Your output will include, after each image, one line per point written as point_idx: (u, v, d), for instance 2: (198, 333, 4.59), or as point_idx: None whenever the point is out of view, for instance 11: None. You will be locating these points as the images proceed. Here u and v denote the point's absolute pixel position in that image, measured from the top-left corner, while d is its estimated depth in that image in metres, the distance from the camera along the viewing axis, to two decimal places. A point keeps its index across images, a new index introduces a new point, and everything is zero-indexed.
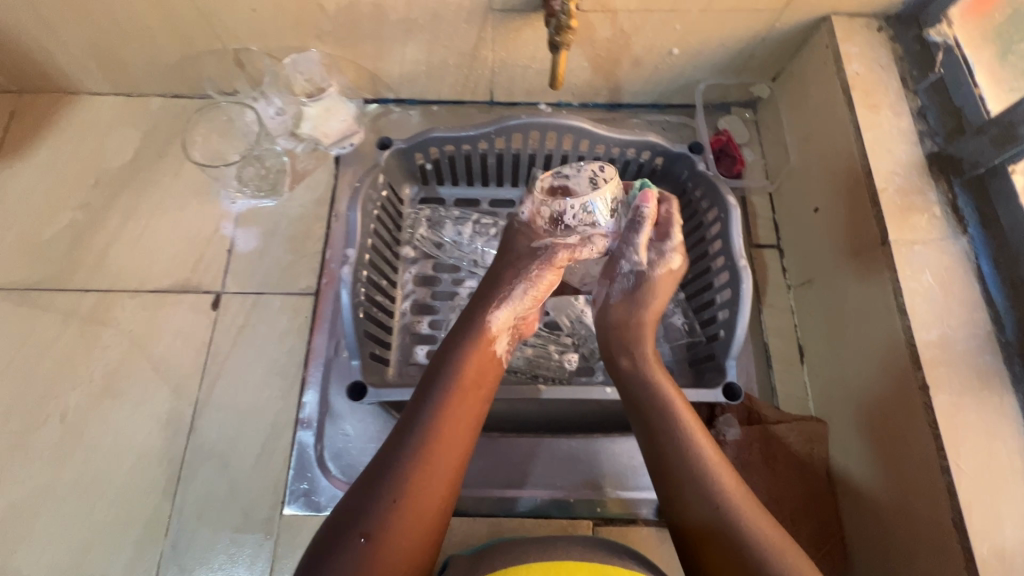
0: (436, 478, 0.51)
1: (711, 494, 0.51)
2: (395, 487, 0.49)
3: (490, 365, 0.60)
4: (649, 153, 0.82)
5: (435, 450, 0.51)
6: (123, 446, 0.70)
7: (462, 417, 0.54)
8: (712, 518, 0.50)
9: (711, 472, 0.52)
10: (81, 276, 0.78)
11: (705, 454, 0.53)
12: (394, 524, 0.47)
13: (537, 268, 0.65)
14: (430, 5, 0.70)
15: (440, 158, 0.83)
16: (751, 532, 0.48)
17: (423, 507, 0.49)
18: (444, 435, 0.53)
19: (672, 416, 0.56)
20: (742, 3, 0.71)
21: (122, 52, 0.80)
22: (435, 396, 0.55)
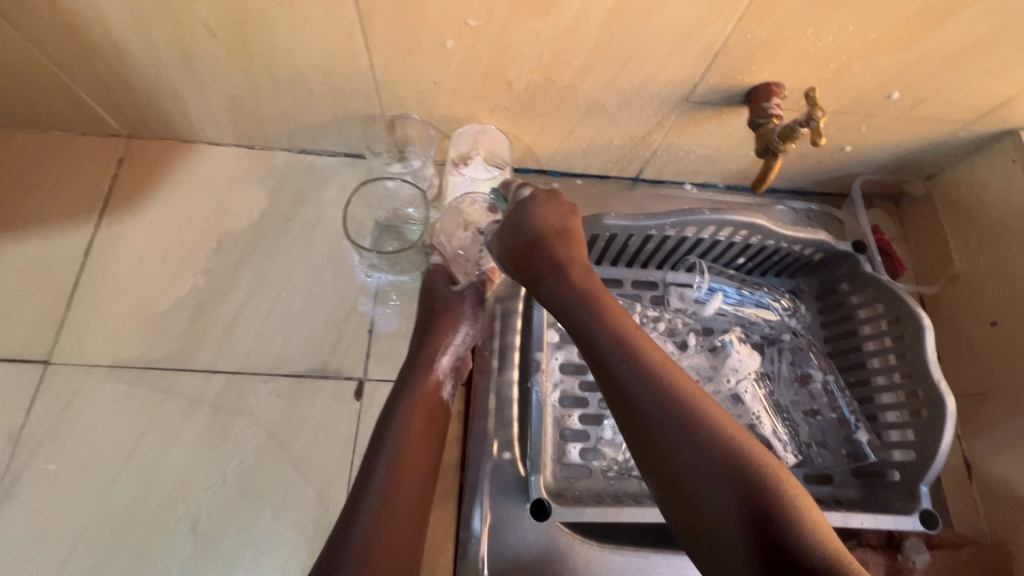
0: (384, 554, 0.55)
1: (709, 454, 0.45)
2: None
3: (439, 408, 0.68)
4: (812, 249, 0.80)
5: (383, 520, 0.56)
6: (266, 560, 0.62)
7: (413, 475, 0.61)
8: (710, 477, 0.44)
9: (709, 426, 0.46)
10: (206, 353, 0.70)
11: (695, 405, 0.48)
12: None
13: (470, 306, 0.74)
14: (625, 92, 0.66)
15: (594, 240, 0.78)
16: (757, 485, 0.43)
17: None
18: (392, 513, 0.57)
19: (652, 376, 0.49)
20: (939, 113, 0.69)
21: (264, 109, 0.72)
22: (382, 461, 0.60)
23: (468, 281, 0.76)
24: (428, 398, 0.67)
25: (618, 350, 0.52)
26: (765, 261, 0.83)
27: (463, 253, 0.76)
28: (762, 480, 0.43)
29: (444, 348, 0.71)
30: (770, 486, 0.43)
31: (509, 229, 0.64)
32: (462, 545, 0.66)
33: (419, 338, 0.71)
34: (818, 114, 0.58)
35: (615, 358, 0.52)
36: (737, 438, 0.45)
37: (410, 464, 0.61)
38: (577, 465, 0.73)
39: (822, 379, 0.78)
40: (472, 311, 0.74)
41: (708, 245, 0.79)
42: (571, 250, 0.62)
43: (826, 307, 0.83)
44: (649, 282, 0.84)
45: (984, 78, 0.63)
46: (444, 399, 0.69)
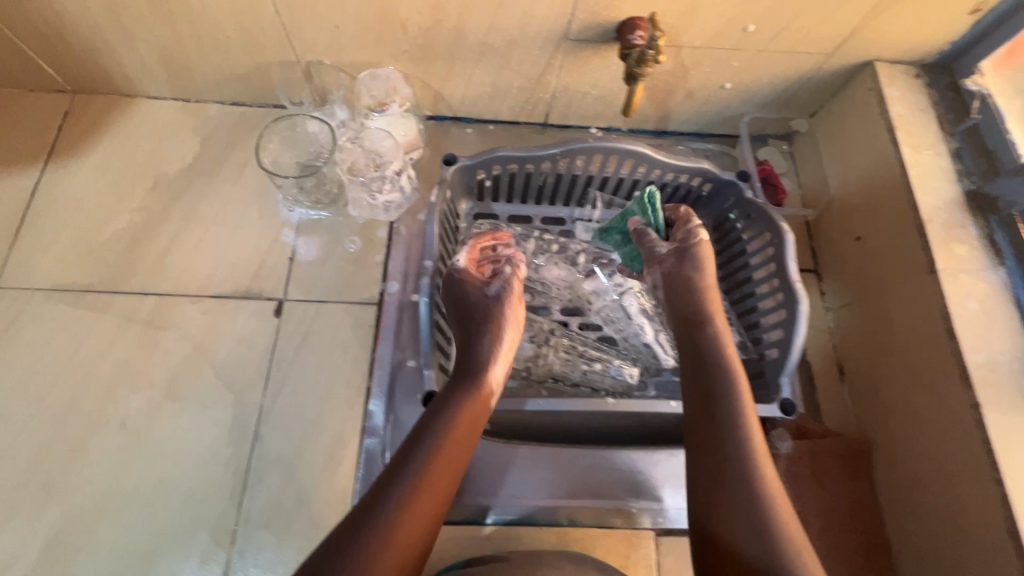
0: (450, 466, 0.55)
1: (754, 492, 0.53)
2: (383, 502, 0.50)
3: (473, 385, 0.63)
4: (700, 180, 0.86)
5: (433, 467, 0.54)
6: (188, 452, 0.69)
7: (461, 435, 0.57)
8: (743, 510, 0.52)
9: (753, 468, 0.55)
10: (140, 278, 0.77)
11: (751, 449, 0.56)
12: (392, 531, 0.49)
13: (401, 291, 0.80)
14: (509, 32, 0.74)
15: (500, 175, 0.86)
16: (781, 531, 0.51)
17: (428, 503, 0.52)
18: (462, 430, 0.57)
19: (735, 414, 0.59)
20: (796, 46, 0.76)
21: (191, 59, 0.80)
22: (436, 425, 0.57)
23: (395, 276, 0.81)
24: (490, 321, 0.66)
25: (723, 383, 0.61)
26: (662, 193, 0.90)
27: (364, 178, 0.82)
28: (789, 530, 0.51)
29: (483, 283, 0.69)
30: (785, 537, 0.51)
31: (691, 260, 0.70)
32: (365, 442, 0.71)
33: (456, 293, 0.68)
34: (657, 36, 0.66)
35: (724, 392, 0.60)
36: (772, 483, 0.54)
37: (473, 372, 0.62)
38: None
39: None
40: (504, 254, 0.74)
41: (603, 178, 0.87)
42: (706, 267, 0.70)
43: (721, 235, 0.90)
44: (558, 219, 0.91)
45: (824, 8, 0.70)
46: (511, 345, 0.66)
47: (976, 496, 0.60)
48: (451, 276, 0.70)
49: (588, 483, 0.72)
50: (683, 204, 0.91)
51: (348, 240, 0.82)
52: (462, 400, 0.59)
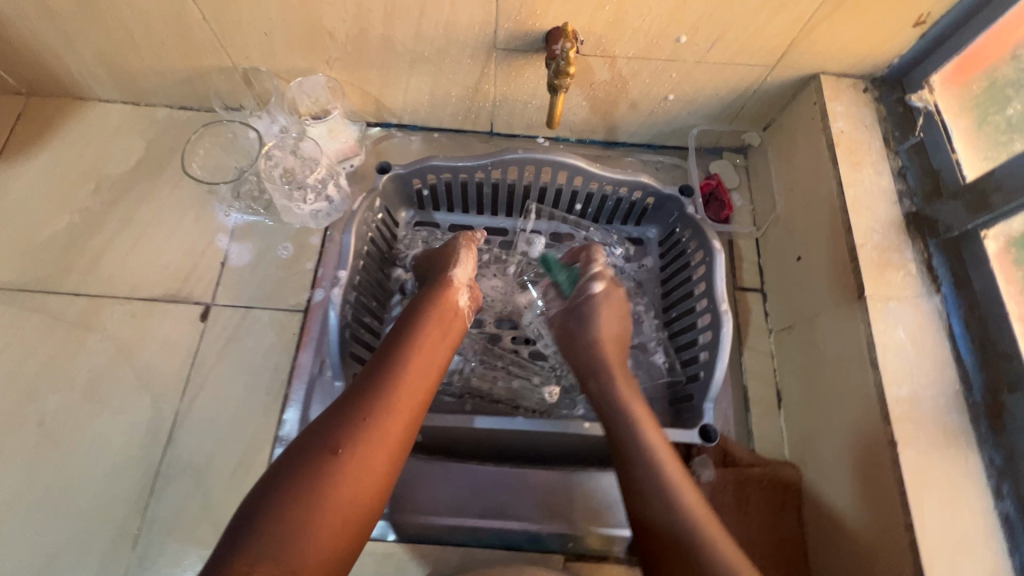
0: (410, 381, 0.55)
1: (671, 509, 0.53)
2: (348, 409, 0.51)
3: (455, 317, 0.66)
4: (641, 193, 0.84)
5: (407, 375, 0.55)
6: (100, 454, 0.70)
7: (433, 350, 0.59)
8: (668, 524, 0.52)
9: (669, 487, 0.54)
10: (73, 278, 0.79)
11: (660, 469, 0.56)
12: (358, 430, 0.50)
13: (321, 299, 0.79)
14: (437, 41, 0.73)
15: (436, 184, 0.85)
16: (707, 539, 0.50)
17: (395, 412, 0.52)
18: (422, 352, 0.58)
19: (638, 438, 0.59)
20: (735, 57, 0.73)
21: (132, 63, 0.81)
22: (412, 337, 0.59)
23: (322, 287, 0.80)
24: (444, 296, 0.66)
25: (626, 418, 0.61)
26: (604, 206, 0.87)
27: (296, 187, 0.81)
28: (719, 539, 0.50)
29: (453, 267, 0.71)
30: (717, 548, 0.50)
31: (576, 319, 0.73)
32: (276, 452, 0.71)
33: (433, 269, 0.73)
34: (567, 47, 0.65)
35: (627, 427, 0.61)
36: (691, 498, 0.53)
37: (432, 307, 0.64)
38: None
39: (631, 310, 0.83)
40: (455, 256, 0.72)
41: (541, 189, 0.85)
42: (600, 320, 0.72)
43: (664, 250, 0.87)
44: (501, 229, 0.90)
45: (758, 19, 0.67)
46: (463, 308, 0.67)
47: (890, 544, 0.56)
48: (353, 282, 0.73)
49: (498, 501, 0.70)
50: (628, 218, 0.88)
51: (280, 246, 0.83)
52: (418, 326, 0.61)
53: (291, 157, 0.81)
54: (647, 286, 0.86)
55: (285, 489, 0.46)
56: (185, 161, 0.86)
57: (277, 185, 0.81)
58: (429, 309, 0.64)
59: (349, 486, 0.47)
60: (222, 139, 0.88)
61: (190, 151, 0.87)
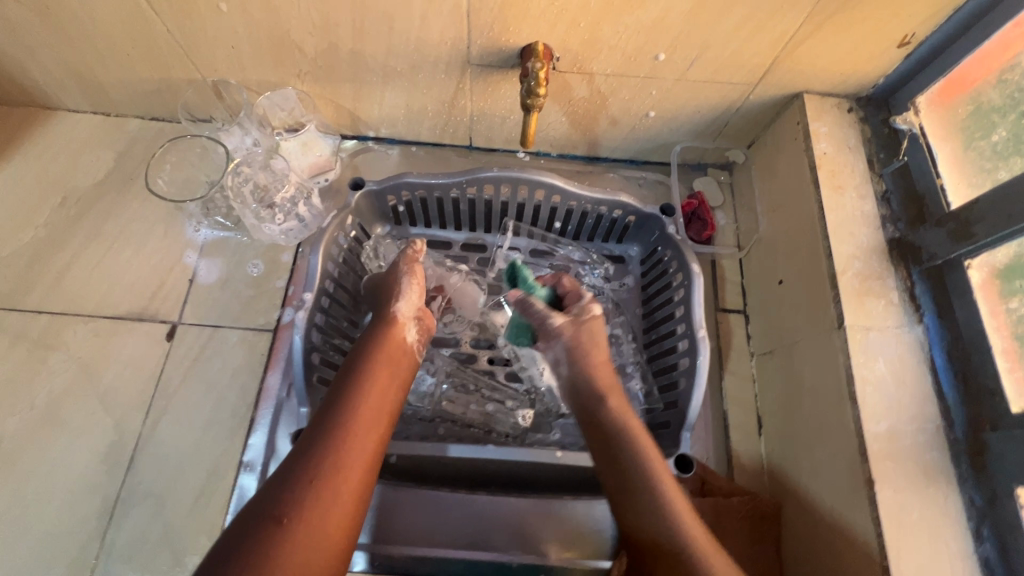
0: (357, 435, 0.53)
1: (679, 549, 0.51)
2: (291, 474, 0.49)
3: (402, 357, 0.62)
4: (621, 212, 0.81)
5: (354, 430, 0.53)
6: (57, 479, 0.68)
7: (379, 400, 0.57)
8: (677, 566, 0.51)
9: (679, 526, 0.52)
10: (36, 295, 0.77)
11: (667, 509, 0.53)
12: (304, 495, 0.47)
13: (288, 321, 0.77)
14: (409, 56, 0.71)
15: (411, 200, 0.83)
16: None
17: (342, 472, 0.50)
18: (368, 404, 0.55)
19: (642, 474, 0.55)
20: (716, 75, 0.71)
21: (99, 75, 0.79)
22: (357, 386, 0.56)
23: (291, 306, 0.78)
24: (387, 335, 0.63)
25: (630, 454, 0.57)
26: (584, 224, 0.84)
27: (271, 204, 0.80)
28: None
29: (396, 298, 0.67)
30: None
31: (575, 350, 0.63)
32: (241, 477, 0.69)
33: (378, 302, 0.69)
34: (537, 67, 0.62)
35: (631, 461, 0.56)
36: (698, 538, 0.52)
37: (378, 347, 0.61)
38: None
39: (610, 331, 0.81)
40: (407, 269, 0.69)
41: (519, 207, 0.83)
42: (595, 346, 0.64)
43: (646, 270, 0.85)
44: (478, 245, 0.88)
45: (739, 37, 0.65)
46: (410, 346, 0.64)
47: None
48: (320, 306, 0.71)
49: (469, 530, 0.68)
50: (609, 236, 0.86)
51: (250, 263, 0.81)
52: (363, 370, 0.58)
53: (263, 174, 0.80)
54: (627, 307, 0.84)
55: (229, 566, 0.42)
56: (150, 175, 0.85)
57: (252, 204, 0.79)
58: (378, 348, 0.61)
59: (301, 553, 0.44)
60: (190, 154, 0.86)
61: (156, 166, 0.85)
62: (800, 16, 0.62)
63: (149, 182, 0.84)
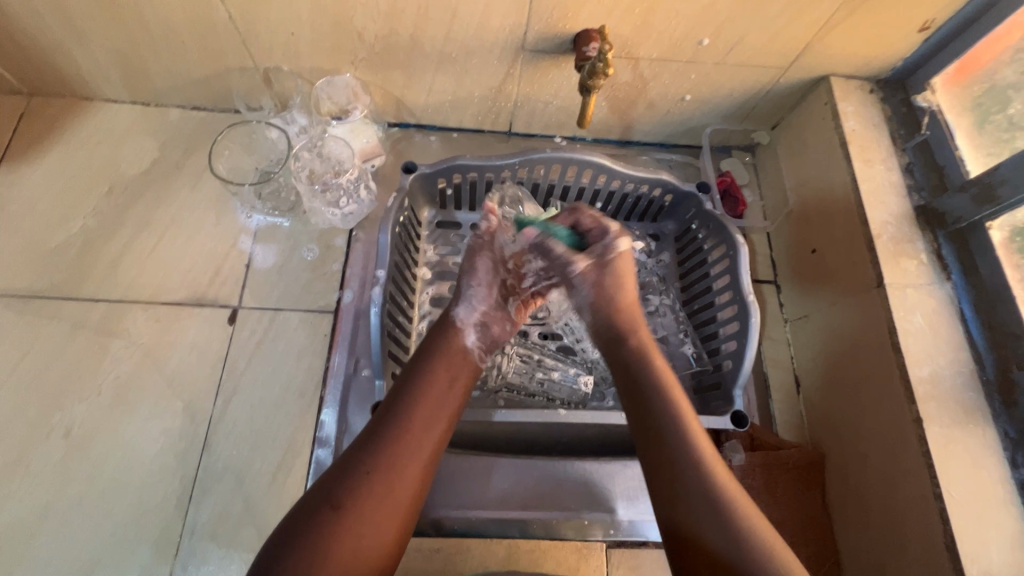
0: (416, 440, 0.52)
1: (708, 486, 0.49)
2: (351, 468, 0.49)
3: (464, 360, 0.61)
4: (661, 190, 0.86)
5: (411, 430, 0.52)
6: (132, 462, 0.68)
7: (438, 400, 0.56)
8: (710, 503, 0.48)
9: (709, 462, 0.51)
10: (91, 283, 0.76)
11: (694, 442, 0.52)
12: (365, 489, 0.48)
13: (351, 301, 0.79)
14: (466, 42, 0.74)
15: (460, 184, 0.86)
16: (749, 528, 0.47)
17: (398, 473, 0.50)
18: (427, 404, 0.55)
19: (669, 408, 0.54)
20: (752, 60, 0.77)
21: (148, 63, 0.79)
22: (417, 385, 0.56)
23: (351, 288, 0.80)
24: (450, 335, 0.62)
25: (660, 391, 0.56)
26: (623, 204, 0.89)
27: (322, 187, 0.81)
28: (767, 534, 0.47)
29: (457, 304, 0.67)
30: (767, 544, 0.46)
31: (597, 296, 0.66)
32: (316, 452, 0.70)
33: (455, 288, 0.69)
34: (606, 49, 0.67)
35: (660, 399, 0.55)
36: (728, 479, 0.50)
37: (440, 352, 0.60)
38: None
39: (658, 303, 0.86)
40: (470, 268, 0.69)
41: (564, 188, 0.87)
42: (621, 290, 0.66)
43: (681, 246, 0.90)
44: None
45: (778, 23, 0.71)
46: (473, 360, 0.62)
47: (921, 516, 0.60)
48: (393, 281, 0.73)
49: (539, 492, 0.72)
50: (646, 215, 0.91)
51: (305, 248, 0.82)
52: (424, 375, 0.57)
53: (316, 159, 0.82)
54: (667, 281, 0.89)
55: (288, 552, 0.45)
56: (213, 160, 0.84)
57: (306, 185, 0.81)
58: (439, 348, 0.61)
59: (351, 547, 0.46)
60: (246, 139, 0.86)
61: (217, 150, 0.85)
62: (835, 3, 0.68)
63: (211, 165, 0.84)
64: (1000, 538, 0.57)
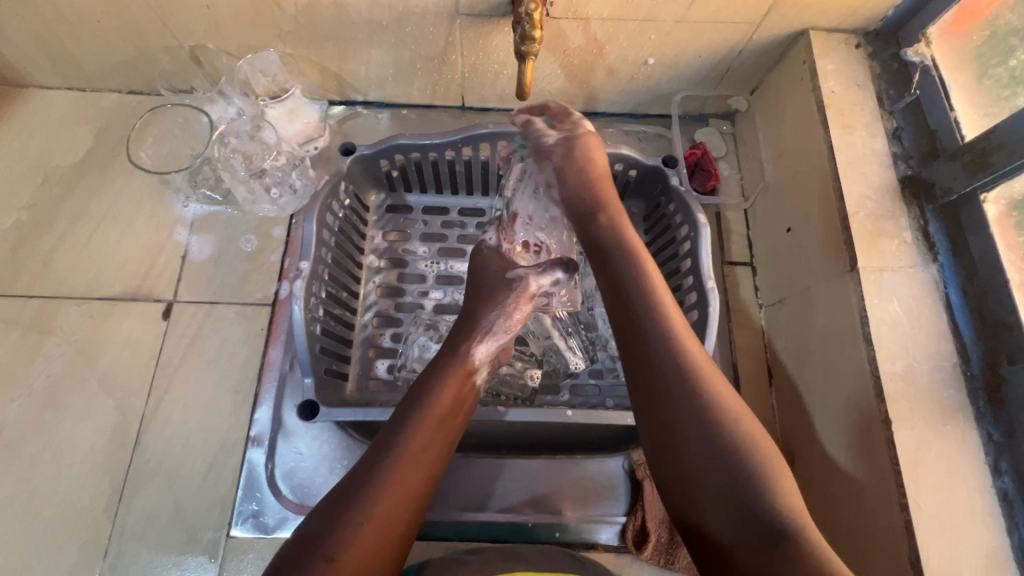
0: (409, 478, 0.48)
1: (721, 438, 0.46)
2: (346, 509, 0.45)
3: (466, 396, 0.57)
4: (623, 165, 0.79)
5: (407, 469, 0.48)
6: (64, 463, 0.67)
7: (434, 439, 0.51)
8: (722, 481, 0.45)
9: (698, 381, 0.49)
10: (25, 280, 0.74)
11: (687, 364, 0.50)
12: (357, 537, 0.44)
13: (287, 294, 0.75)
14: (395, 8, 0.67)
15: (405, 164, 0.80)
16: (744, 461, 0.45)
17: (393, 512, 0.46)
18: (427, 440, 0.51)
19: (669, 332, 0.52)
20: (718, 15, 0.68)
21: (70, 47, 0.75)
22: (413, 418, 0.52)
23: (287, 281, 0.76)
24: (461, 370, 0.58)
25: (655, 323, 0.53)
26: None
27: (264, 174, 0.78)
28: (745, 453, 0.46)
29: (480, 339, 0.62)
30: (752, 461, 0.45)
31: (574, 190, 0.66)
32: (249, 453, 0.68)
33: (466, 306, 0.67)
34: (532, 9, 0.59)
35: (655, 322, 0.53)
36: (732, 403, 0.48)
37: (444, 380, 0.56)
38: (384, 380, 0.75)
39: None
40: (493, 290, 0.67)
41: None
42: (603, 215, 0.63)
43: (649, 225, 0.83)
44: (477, 210, 0.85)
45: None
46: (478, 385, 0.60)
47: (886, 528, 0.54)
48: (315, 272, 0.68)
49: (478, 493, 0.68)
50: None
51: (243, 238, 0.78)
52: (415, 413, 0.52)
53: (250, 143, 0.78)
54: None
55: None
56: (132, 149, 0.82)
57: (245, 175, 0.78)
58: (445, 384, 0.56)
59: None
60: (172, 125, 0.83)
61: (137, 139, 0.82)
62: None
63: (132, 156, 0.81)
64: (973, 555, 0.50)
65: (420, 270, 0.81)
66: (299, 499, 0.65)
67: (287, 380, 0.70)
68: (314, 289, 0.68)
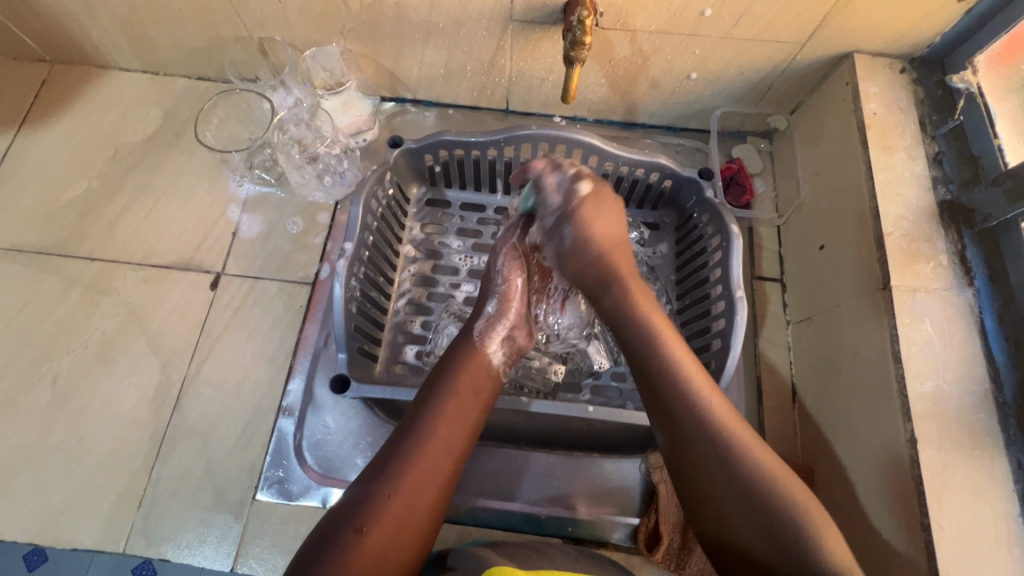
0: (433, 453, 0.50)
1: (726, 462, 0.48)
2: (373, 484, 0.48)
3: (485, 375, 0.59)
4: (658, 175, 0.80)
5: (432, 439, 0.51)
6: (110, 414, 0.71)
7: (458, 416, 0.54)
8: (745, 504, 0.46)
9: (707, 411, 0.51)
10: (89, 243, 0.80)
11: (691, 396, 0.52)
12: (386, 507, 0.46)
13: (325, 276, 0.78)
14: (452, 12, 0.71)
15: (448, 160, 0.83)
16: (763, 492, 0.46)
17: (422, 483, 0.49)
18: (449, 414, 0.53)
19: (667, 363, 0.54)
20: (764, 33, 0.70)
21: (151, 32, 0.81)
22: (439, 393, 0.54)
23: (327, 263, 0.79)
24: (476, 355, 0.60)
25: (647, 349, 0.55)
26: (619, 188, 0.84)
27: (318, 160, 0.83)
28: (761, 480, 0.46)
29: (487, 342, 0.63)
30: (731, 445, 0.48)
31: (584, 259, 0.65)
32: (280, 422, 0.71)
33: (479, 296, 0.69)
34: (583, 17, 0.62)
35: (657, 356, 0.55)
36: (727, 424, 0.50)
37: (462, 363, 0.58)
38: (411, 364, 0.77)
39: None
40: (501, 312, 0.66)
41: None
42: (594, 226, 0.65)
43: (680, 236, 0.84)
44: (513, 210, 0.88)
45: None
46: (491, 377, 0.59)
47: (906, 548, 0.54)
48: (355, 256, 0.71)
49: (496, 482, 0.70)
50: (644, 202, 0.85)
51: (291, 220, 0.82)
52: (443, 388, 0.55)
53: (303, 130, 0.82)
54: (661, 272, 0.84)
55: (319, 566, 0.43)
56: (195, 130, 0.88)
57: (303, 159, 0.82)
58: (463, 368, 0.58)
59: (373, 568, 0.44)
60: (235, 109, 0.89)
61: (204, 121, 0.88)
62: None
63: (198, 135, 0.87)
64: None
65: (452, 263, 0.84)
66: (323, 471, 0.68)
67: (319, 357, 0.73)
68: (354, 272, 0.71)
